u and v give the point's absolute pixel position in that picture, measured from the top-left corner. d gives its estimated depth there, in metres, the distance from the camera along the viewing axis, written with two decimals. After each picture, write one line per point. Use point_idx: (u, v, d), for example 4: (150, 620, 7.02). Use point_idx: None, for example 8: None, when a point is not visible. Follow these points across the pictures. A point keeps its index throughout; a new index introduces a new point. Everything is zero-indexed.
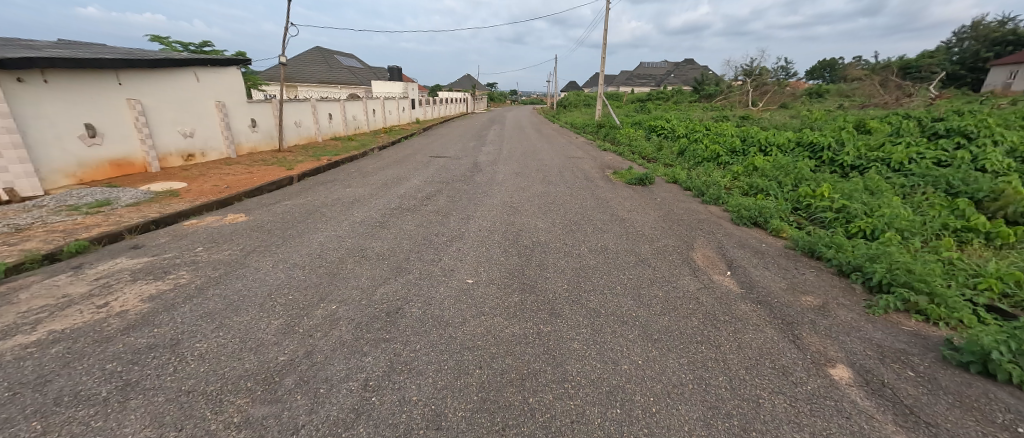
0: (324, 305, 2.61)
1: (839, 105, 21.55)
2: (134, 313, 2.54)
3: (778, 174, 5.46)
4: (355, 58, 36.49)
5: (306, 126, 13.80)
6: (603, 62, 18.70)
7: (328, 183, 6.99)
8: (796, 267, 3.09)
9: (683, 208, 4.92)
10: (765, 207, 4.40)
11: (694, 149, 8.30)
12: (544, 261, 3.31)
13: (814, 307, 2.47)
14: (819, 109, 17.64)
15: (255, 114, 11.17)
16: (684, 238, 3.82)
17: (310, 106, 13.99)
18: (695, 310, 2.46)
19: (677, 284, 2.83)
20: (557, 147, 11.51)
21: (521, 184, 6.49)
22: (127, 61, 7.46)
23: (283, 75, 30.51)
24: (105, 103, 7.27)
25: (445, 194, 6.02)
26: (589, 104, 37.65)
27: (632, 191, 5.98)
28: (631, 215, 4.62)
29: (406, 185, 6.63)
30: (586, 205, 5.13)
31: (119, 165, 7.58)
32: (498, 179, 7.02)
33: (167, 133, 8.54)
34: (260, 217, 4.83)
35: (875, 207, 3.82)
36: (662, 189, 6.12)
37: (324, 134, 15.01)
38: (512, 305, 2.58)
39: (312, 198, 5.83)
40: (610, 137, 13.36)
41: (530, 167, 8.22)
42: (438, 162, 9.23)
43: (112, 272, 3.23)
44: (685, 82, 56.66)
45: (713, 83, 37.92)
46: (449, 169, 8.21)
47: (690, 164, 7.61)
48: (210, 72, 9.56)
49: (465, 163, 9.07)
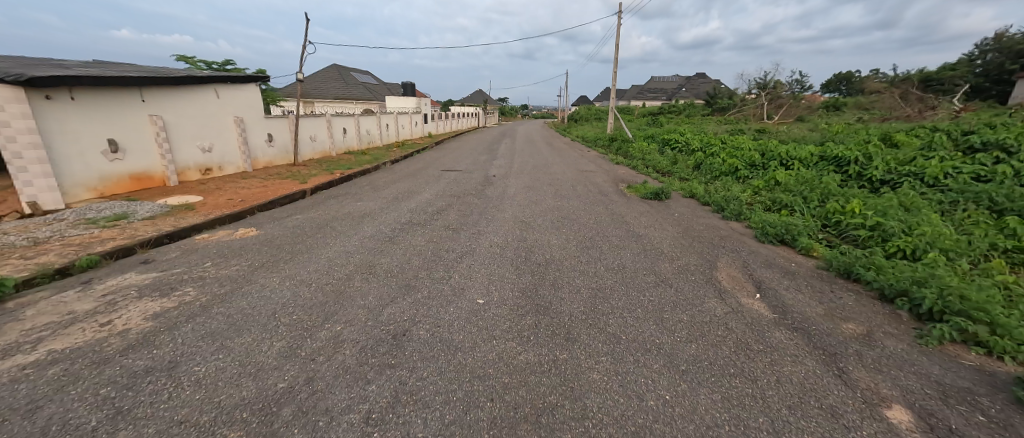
0: (329, 325, 2.49)
1: (859, 119, 21.06)
2: (135, 332, 2.46)
3: (803, 189, 5.22)
4: (370, 75, 37.40)
5: (321, 141, 14.05)
6: (615, 75, 18.65)
7: (340, 197, 6.98)
8: (832, 290, 2.87)
9: (703, 224, 4.72)
10: (792, 224, 4.18)
11: (711, 162, 8.08)
12: (559, 280, 3.15)
13: (857, 336, 2.25)
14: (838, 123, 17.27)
15: (272, 129, 11.38)
16: (707, 256, 3.62)
17: (324, 121, 14.23)
18: (724, 338, 2.26)
19: (703, 308, 2.63)
20: (569, 161, 11.41)
21: (533, 199, 6.38)
22: (151, 78, 7.67)
23: (301, 91, 31.37)
24: (128, 119, 7.45)
25: (456, 208, 5.95)
26: (600, 118, 37.71)
27: (648, 206, 5.79)
28: (648, 231, 4.43)
29: (417, 199, 6.59)
30: (601, 220, 4.97)
31: (139, 179, 7.70)
32: (509, 193, 6.93)
33: (187, 147, 8.71)
34: (270, 231, 4.80)
35: (914, 225, 3.58)
36: (679, 204, 5.92)
37: (338, 148, 15.22)
38: (525, 329, 2.43)
39: (323, 212, 5.81)
40: (622, 150, 13.23)
41: (542, 181, 8.11)
42: (450, 176, 9.21)
43: (120, 287, 3.18)
44: (697, 95, 56.50)
45: (726, 97, 37.68)
46: (460, 183, 8.16)
47: (707, 178, 7.38)
48: (231, 88, 9.81)
49: (476, 177, 9.02)
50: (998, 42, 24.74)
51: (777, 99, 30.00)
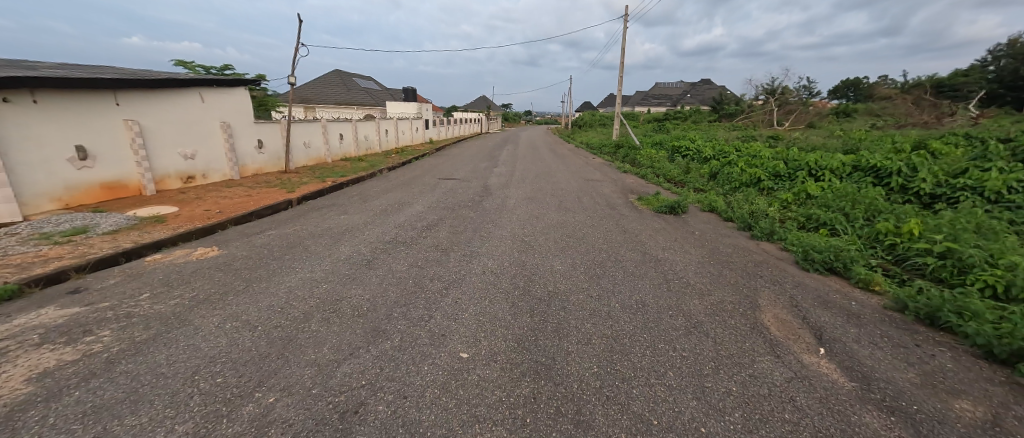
0: (259, 396, 1.88)
1: (871, 126, 20.39)
2: (2, 403, 1.84)
3: (843, 204, 4.57)
4: (372, 80, 37.16)
5: (315, 147, 13.56)
6: (620, 81, 18.10)
7: (325, 208, 6.41)
8: (918, 344, 2.22)
9: (731, 245, 4.08)
10: (840, 247, 3.53)
11: (729, 172, 7.44)
12: (564, 324, 2.53)
13: (985, 426, 1.61)
14: (851, 130, 16.65)
15: (262, 135, 10.88)
16: (744, 291, 2.98)
17: (320, 126, 13.75)
18: (797, 426, 1.62)
19: (757, 371, 2.00)
20: (574, 169, 10.81)
21: (535, 212, 5.77)
22: (126, 80, 7.19)
23: (302, 97, 31.11)
24: (100, 123, 6.95)
25: (448, 223, 5.35)
26: (604, 124, 37.19)
27: (664, 221, 5.16)
28: (668, 255, 3.80)
29: (407, 212, 6.01)
30: (612, 240, 4.34)
31: (111, 188, 7.17)
32: (509, 205, 6.32)
33: (168, 154, 8.20)
34: (234, 251, 4.20)
35: (999, 253, 2.92)
36: (699, 219, 5.28)
37: (334, 155, 14.73)
38: (519, 406, 1.80)
39: (301, 227, 5.22)
40: (629, 157, 12.63)
41: (545, 191, 7.51)
42: (446, 185, 8.65)
43: (23, 329, 2.58)
44: (702, 101, 55.89)
45: (732, 103, 37.10)
46: (457, 193, 7.59)
47: (725, 189, 6.74)
48: (217, 92, 9.34)
49: (474, 186, 8.44)
50: (1012, 47, 24.06)
51: (785, 105, 29.34)
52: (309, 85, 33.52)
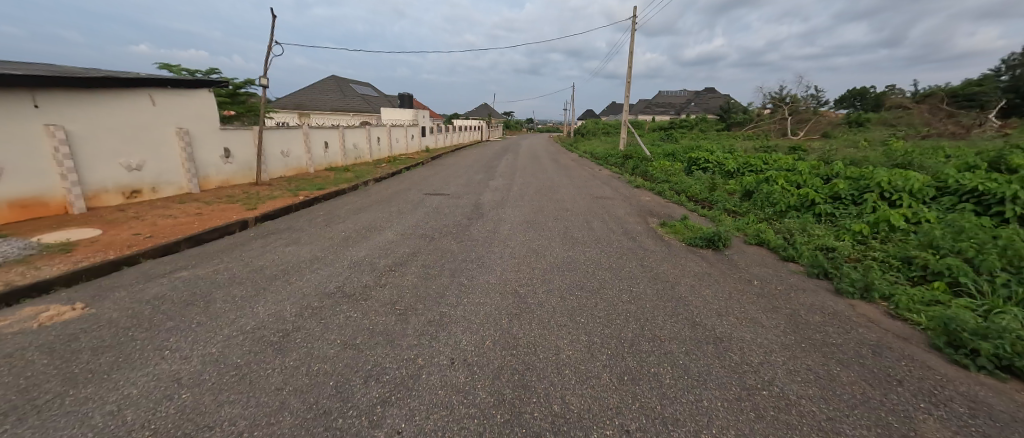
0: None
1: (889, 136, 19.30)
2: None
3: (958, 244, 3.31)
4: (370, 87, 36.34)
5: (296, 156, 12.42)
6: (627, 87, 16.97)
7: (277, 234, 5.23)
8: None
9: (815, 309, 2.83)
10: (1007, 325, 2.26)
11: (767, 191, 6.20)
12: None
13: None
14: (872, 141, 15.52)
15: (230, 143, 9.71)
16: (895, 423, 1.71)
17: (301, 134, 12.61)
18: None
19: None
20: (580, 183, 9.65)
21: (534, 244, 4.57)
22: (48, 78, 6.03)
23: (298, 104, 30.26)
24: (12, 128, 5.78)
25: (422, 259, 4.16)
26: (607, 132, 36.29)
27: (704, 261, 3.93)
28: (731, 327, 2.56)
29: (375, 241, 4.83)
30: (640, 294, 3.12)
31: (25, 206, 5.99)
32: (502, 233, 5.12)
33: (105, 165, 7.01)
34: (111, 307, 2.98)
35: None
36: (749, 257, 4.04)
37: (318, 165, 13.60)
38: None
39: (229, 263, 4.02)
40: (639, 170, 11.49)
41: (547, 212, 6.33)
42: (432, 202, 7.48)
43: None
44: (707, 110, 55.01)
45: (739, 112, 36.15)
46: (442, 214, 6.42)
47: (768, 214, 5.50)
48: (173, 94, 8.20)
49: (465, 204, 7.27)
50: None
51: (794, 115, 28.34)
52: (304, 91, 32.54)
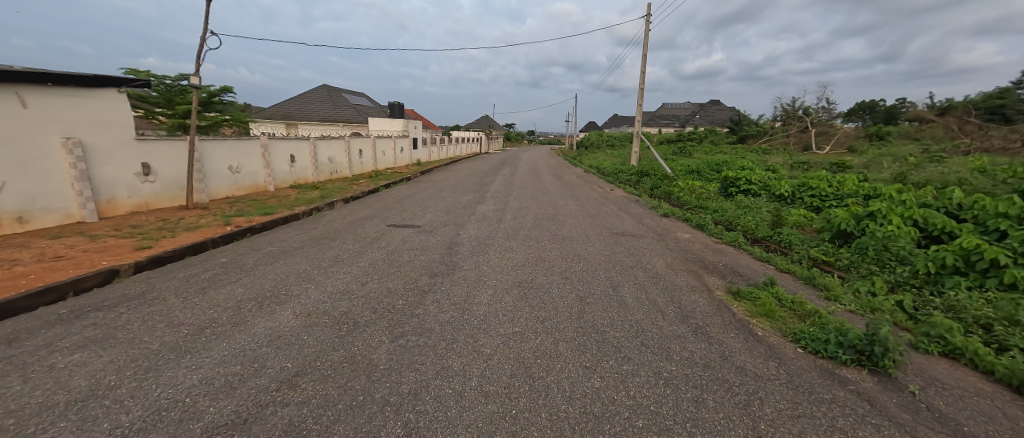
0: None
1: (925, 151, 17.51)
2: None
3: None
4: (364, 97, 34.83)
5: (250, 172, 10.45)
6: (640, 96, 15.10)
7: (111, 308, 3.20)
8: None
9: None
10: None
11: (879, 234, 4.14)
12: None
13: None
14: (916, 158, 13.73)
15: (151, 157, 7.73)
16: None
17: (258, 146, 10.67)
18: None
19: None
20: (590, 209, 7.68)
21: (526, 347, 2.54)
22: None
23: (286, 115, 28.74)
24: None
25: (303, 391, 2.10)
26: (611, 145, 34.76)
27: (887, 420, 1.84)
28: None
29: (252, 330, 2.80)
30: None
31: None
32: (475, 312, 3.10)
33: None
34: None
35: None
36: (967, 402, 1.96)
37: (281, 182, 11.65)
38: None
39: None
40: (661, 191, 9.51)
41: (548, 262, 4.33)
42: (392, 239, 5.50)
43: None
44: (712, 122, 53.69)
45: (750, 124, 34.55)
46: (396, 263, 4.42)
47: (905, 278, 3.43)
48: (59, 94, 6.26)
49: (435, 244, 5.28)
50: None
51: (811, 128, 26.63)
52: (293, 101, 30.91)
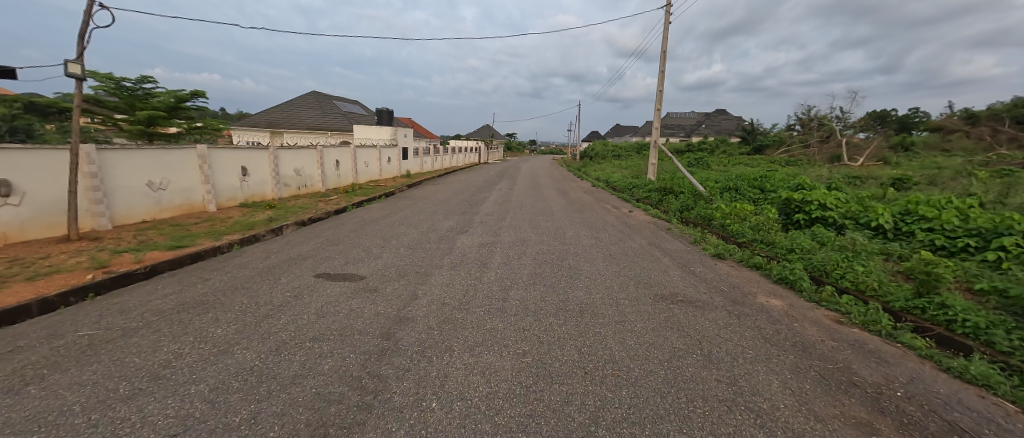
0: None
1: (968, 164, 15.54)
2: None
3: None
4: (356, 104, 33.18)
5: (181, 189, 8.40)
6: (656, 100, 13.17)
7: None
8: None
9: None
10: None
11: None
12: None
13: None
14: (979, 173, 11.67)
15: (14, 171, 5.68)
16: None
17: (193, 156, 8.63)
18: None
19: None
20: (610, 245, 5.63)
21: None
22: None
23: (271, 123, 27.00)
24: None
25: None
26: (615, 154, 32.98)
27: None
28: None
29: None
30: None
31: None
32: None
33: None
34: None
35: None
36: None
37: (226, 201, 9.59)
38: None
39: None
40: (699, 215, 7.43)
41: (557, 388, 2.23)
42: (304, 309, 3.41)
43: None
44: (717, 132, 52.10)
45: (762, 134, 32.72)
46: (266, 383, 2.31)
47: None
48: None
49: (367, 320, 3.20)
50: None
51: (831, 137, 24.73)
52: (280, 108, 29.24)
